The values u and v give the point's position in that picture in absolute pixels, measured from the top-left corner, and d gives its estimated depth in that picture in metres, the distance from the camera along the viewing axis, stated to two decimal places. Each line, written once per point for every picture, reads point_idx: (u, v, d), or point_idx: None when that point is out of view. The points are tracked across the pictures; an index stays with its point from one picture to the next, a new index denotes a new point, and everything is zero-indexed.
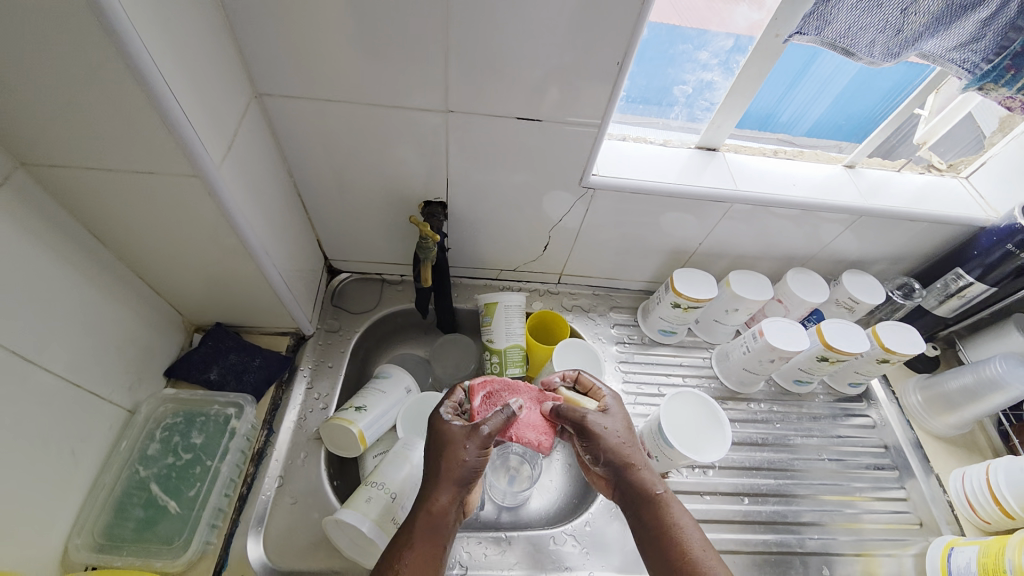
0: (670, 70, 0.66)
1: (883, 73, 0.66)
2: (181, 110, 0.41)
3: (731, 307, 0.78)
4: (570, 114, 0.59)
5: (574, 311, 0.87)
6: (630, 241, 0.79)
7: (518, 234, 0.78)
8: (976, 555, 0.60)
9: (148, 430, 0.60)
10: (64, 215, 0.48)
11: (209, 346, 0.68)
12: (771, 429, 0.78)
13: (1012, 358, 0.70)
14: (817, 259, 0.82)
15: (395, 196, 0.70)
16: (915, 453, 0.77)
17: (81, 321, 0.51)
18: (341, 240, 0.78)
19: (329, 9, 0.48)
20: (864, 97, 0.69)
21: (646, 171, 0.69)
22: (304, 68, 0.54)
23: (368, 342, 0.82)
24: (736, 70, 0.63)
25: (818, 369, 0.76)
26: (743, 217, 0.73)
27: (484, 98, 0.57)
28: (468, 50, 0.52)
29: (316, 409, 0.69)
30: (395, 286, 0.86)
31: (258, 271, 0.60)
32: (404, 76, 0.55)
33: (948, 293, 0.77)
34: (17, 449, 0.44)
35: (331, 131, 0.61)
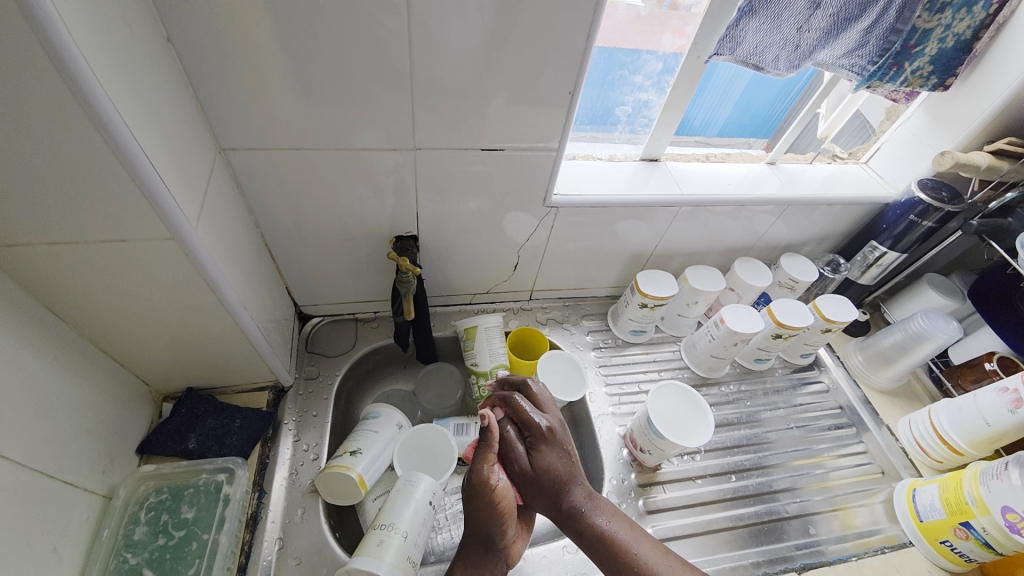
0: (612, 93, 0.73)
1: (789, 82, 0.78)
2: (157, 175, 0.41)
3: (691, 300, 0.84)
4: (529, 141, 0.63)
5: (549, 324, 0.90)
6: (594, 251, 0.84)
7: (488, 257, 0.81)
8: (937, 492, 0.68)
9: (129, 514, 0.56)
10: (20, 296, 0.45)
11: (183, 414, 0.64)
12: (743, 407, 0.84)
13: (930, 312, 0.81)
14: (757, 247, 0.91)
15: (365, 234, 0.71)
16: (866, 408, 0.86)
17: (48, 406, 0.48)
18: (311, 285, 0.77)
19: (292, 63, 0.50)
20: (760, 98, 0.80)
21: (600, 186, 0.75)
22: (268, 121, 0.54)
23: (349, 385, 0.81)
24: (668, 89, 0.71)
25: (774, 346, 0.83)
26: (691, 217, 0.81)
27: (448, 134, 0.60)
28: (431, 90, 0.55)
29: (307, 461, 0.67)
30: (370, 324, 0.85)
31: (235, 327, 0.58)
32: (369, 120, 0.57)
33: (868, 263, 0.88)
34: None
35: (298, 179, 0.61)
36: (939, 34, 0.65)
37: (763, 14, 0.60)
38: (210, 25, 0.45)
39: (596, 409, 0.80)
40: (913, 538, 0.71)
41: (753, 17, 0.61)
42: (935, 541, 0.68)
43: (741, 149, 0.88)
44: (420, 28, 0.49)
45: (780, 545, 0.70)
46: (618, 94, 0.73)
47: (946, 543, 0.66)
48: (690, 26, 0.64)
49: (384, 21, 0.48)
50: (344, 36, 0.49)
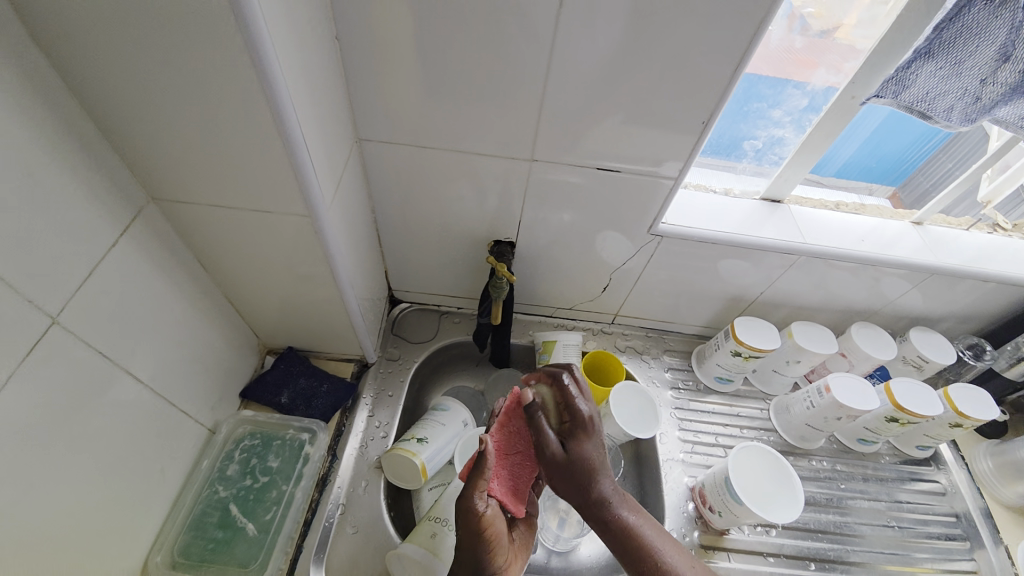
0: (743, 125, 0.69)
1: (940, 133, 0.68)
2: (308, 161, 0.45)
3: (792, 358, 0.77)
4: (648, 165, 0.61)
5: (628, 352, 0.87)
6: (690, 287, 0.80)
7: (579, 274, 0.80)
8: None
9: (227, 450, 0.63)
10: (180, 244, 0.52)
11: (282, 370, 0.71)
12: (834, 489, 0.75)
13: None
14: (881, 314, 0.80)
15: (465, 234, 0.73)
16: (991, 525, 0.73)
17: (180, 342, 0.55)
18: (407, 272, 0.82)
19: (435, 67, 0.53)
20: (894, 141, 0.70)
21: (711, 220, 0.71)
22: (403, 117, 0.58)
23: (424, 373, 0.84)
24: (808, 128, 0.65)
25: (885, 429, 0.73)
26: (809, 269, 0.73)
27: (566, 150, 0.60)
28: (560, 106, 0.55)
29: (376, 438, 0.71)
30: (452, 318, 0.88)
31: (339, 300, 0.63)
32: (494, 127, 0.58)
33: (1020, 356, 0.75)
34: (109, 458, 0.47)
35: (418, 174, 0.65)
36: None
37: (942, 58, 0.52)
38: (373, 27, 0.49)
39: (665, 453, 0.76)
40: None
41: (928, 61, 0.52)
42: None
43: (862, 195, 0.79)
44: (563, 46, 0.50)
45: None
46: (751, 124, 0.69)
47: None
48: (852, 62, 0.58)
49: (529, 36, 0.49)
50: (489, 46, 0.50)
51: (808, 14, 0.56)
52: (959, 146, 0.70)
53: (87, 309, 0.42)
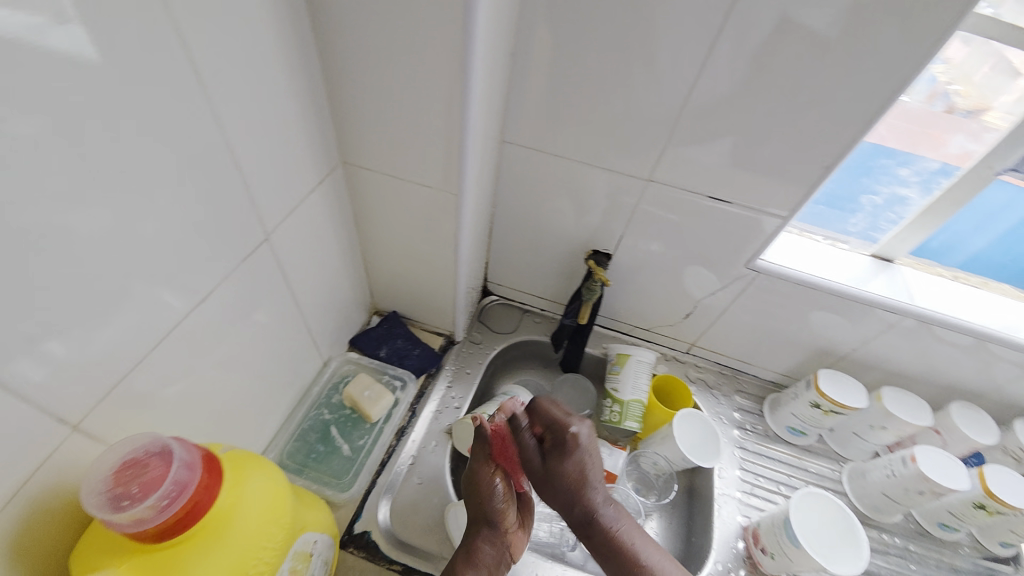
0: (864, 179, 0.68)
1: None
2: (471, 153, 0.54)
3: (877, 423, 0.74)
4: (762, 203, 0.63)
5: (697, 384, 0.88)
6: (775, 329, 0.79)
7: (666, 299, 0.82)
8: None
9: (334, 381, 0.74)
10: (344, 202, 0.63)
11: (384, 328, 0.81)
12: (904, 570, 0.70)
13: None
14: (984, 399, 0.75)
15: (563, 240, 0.79)
16: None
17: (325, 281, 0.66)
18: (506, 266, 0.89)
19: (578, 86, 0.60)
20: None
21: (814, 267, 0.71)
22: (545, 126, 0.65)
23: (499, 361, 0.91)
24: (938, 191, 0.63)
25: (971, 517, 0.68)
26: (902, 333, 0.72)
27: (685, 176, 0.64)
28: (691, 137, 0.60)
29: (450, 407, 0.78)
30: (534, 317, 0.94)
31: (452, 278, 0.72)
32: (624, 148, 0.64)
33: None
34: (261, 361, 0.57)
35: (542, 178, 0.71)
36: None
37: None
38: (544, 47, 0.57)
39: (720, 486, 0.76)
40: None
41: None
42: None
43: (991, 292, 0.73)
44: (708, 83, 0.55)
45: None
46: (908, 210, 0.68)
47: None
48: (994, 133, 0.57)
49: (680, 72, 0.55)
50: (641, 76, 0.56)
51: (954, 91, 0.57)
52: None
53: (279, 237, 0.53)
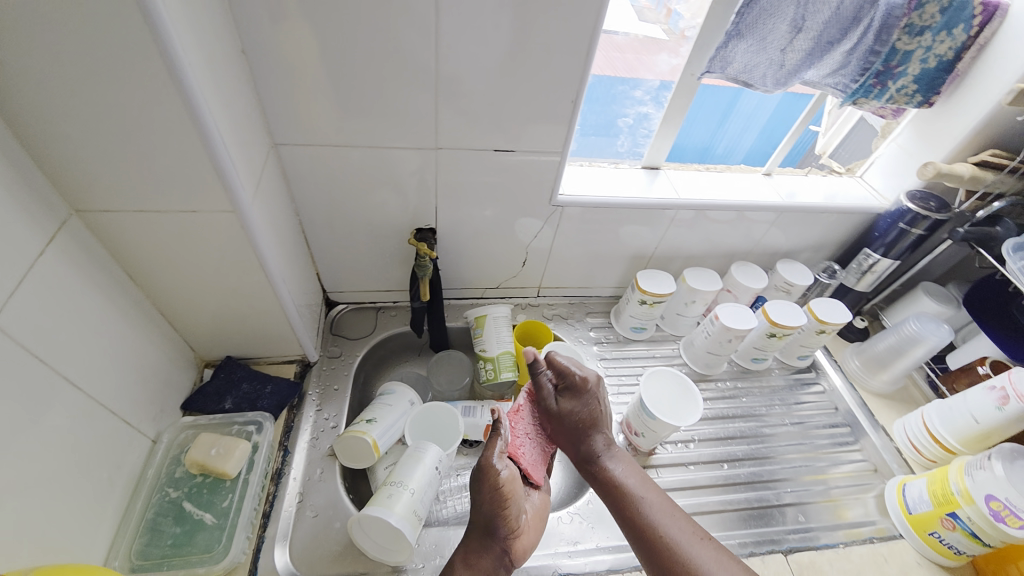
0: (613, 106, 0.80)
1: (768, 107, 0.84)
2: (231, 163, 0.50)
3: (688, 299, 0.90)
4: (539, 145, 0.71)
5: (554, 319, 0.97)
6: (596, 251, 0.90)
7: (500, 254, 0.88)
8: (926, 485, 0.68)
9: (173, 455, 0.64)
10: (104, 256, 0.54)
11: (222, 377, 0.73)
12: (740, 403, 0.88)
13: (922, 316, 0.83)
14: (754, 254, 0.96)
15: (386, 227, 0.79)
16: (863, 410, 0.88)
17: (117, 352, 0.56)
18: (340, 271, 0.85)
19: (333, 71, 0.58)
20: (782, 128, 0.88)
21: (606, 189, 0.82)
22: (317, 119, 0.63)
23: (367, 366, 0.88)
24: (666, 104, 0.79)
25: (769, 345, 0.87)
26: (684, 223, 0.86)
27: (466, 135, 0.68)
28: (456, 99, 0.63)
29: (327, 429, 0.74)
30: (390, 312, 0.93)
31: (276, 300, 0.66)
32: (402, 123, 0.65)
33: (862, 270, 0.91)
34: (56, 470, 0.47)
35: (337, 173, 0.70)
36: (920, 55, 0.71)
37: (750, 36, 0.67)
38: (282, 37, 0.55)
39: None
40: (903, 530, 0.71)
41: (741, 40, 0.67)
42: (924, 532, 0.68)
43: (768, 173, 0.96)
44: (449, 44, 0.58)
45: (774, 531, 0.71)
46: (696, 125, 0.86)
47: (934, 535, 0.66)
48: (683, 47, 0.72)
49: (421, 39, 0.57)
50: (386, 49, 0.58)
51: (693, 27, 0.69)
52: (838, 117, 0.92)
53: (16, 319, 0.43)
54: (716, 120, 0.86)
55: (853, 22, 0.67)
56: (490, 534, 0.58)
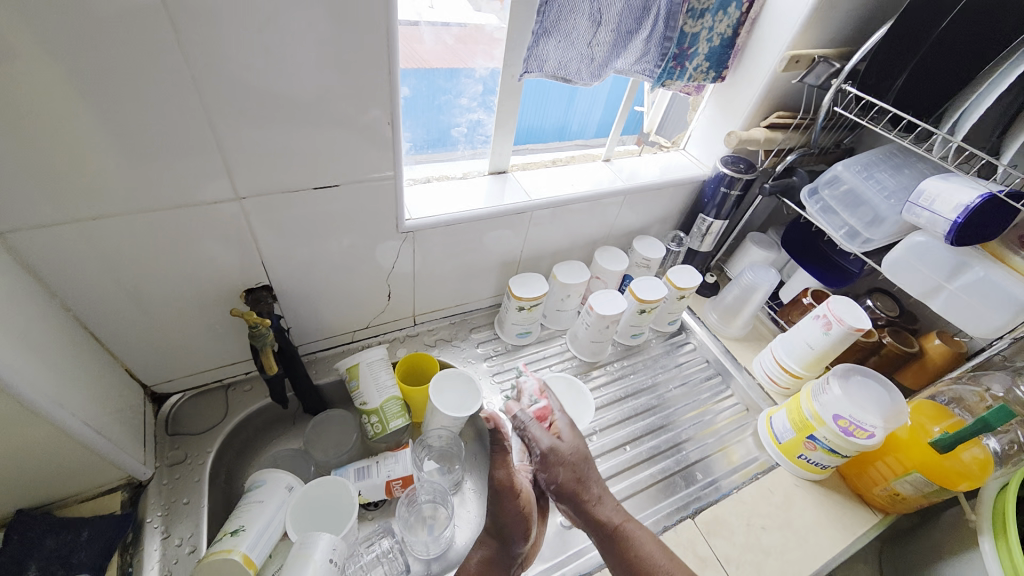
0: (443, 116, 0.77)
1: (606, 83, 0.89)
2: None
3: (563, 295, 0.90)
4: (364, 172, 0.64)
5: (438, 345, 0.91)
6: (464, 265, 0.86)
7: (359, 292, 0.79)
8: (787, 415, 0.77)
9: None
10: None
11: (13, 543, 0.55)
12: (630, 381, 0.92)
13: (755, 265, 0.95)
14: (613, 236, 1.00)
15: (206, 294, 0.66)
16: (729, 357, 0.97)
17: None
18: (157, 359, 0.69)
19: (58, 126, 0.45)
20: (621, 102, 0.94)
21: (455, 204, 0.78)
22: (53, 190, 0.48)
23: (226, 458, 0.74)
24: (494, 108, 0.77)
25: (642, 321, 0.91)
26: (543, 220, 0.86)
27: (272, 176, 0.58)
28: (245, 139, 0.54)
29: (182, 557, 0.60)
30: (242, 386, 0.79)
31: (53, 429, 0.51)
32: (181, 177, 0.53)
33: (702, 233, 1.00)
34: None
35: (110, 249, 0.55)
36: (705, 36, 0.78)
37: (556, 34, 0.67)
38: None
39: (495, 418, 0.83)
40: (779, 459, 0.79)
41: (548, 38, 0.67)
42: (794, 457, 0.77)
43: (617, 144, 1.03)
44: (211, 76, 0.48)
45: (680, 498, 0.76)
46: (549, 106, 0.88)
47: (803, 457, 0.76)
48: (497, 49, 0.70)
49: (173, 75, 0.46)
50: (123, 93, 0.46)
51: None
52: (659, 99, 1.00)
53: None
54: (566, 101, 0.89)
55: (643, 12, 0.71)
56: (506, 542, 0.61)
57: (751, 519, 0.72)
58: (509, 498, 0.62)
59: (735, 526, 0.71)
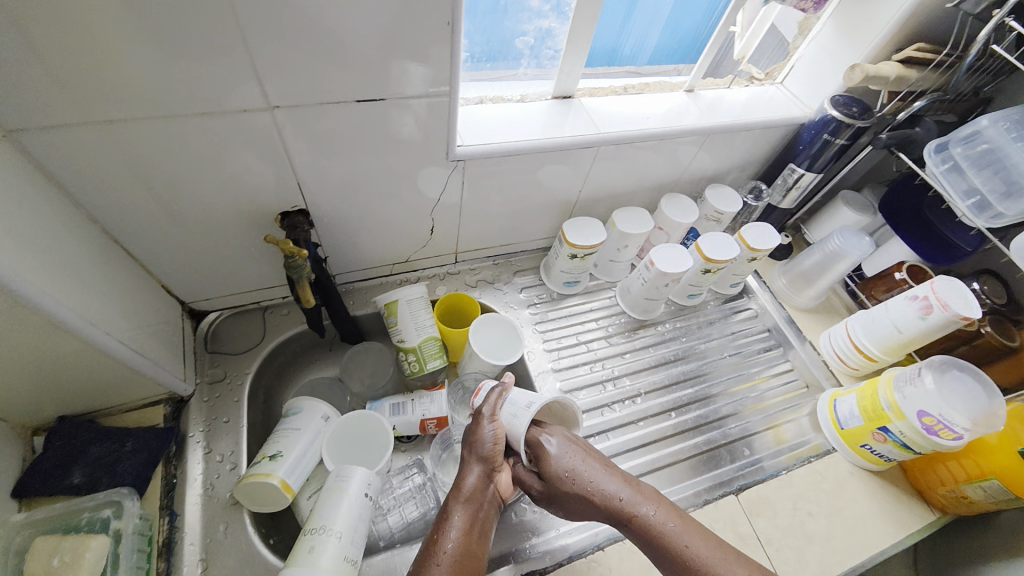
0: (507, 22, 0.65)
1: None
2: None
3: (621, 245, 0.82)
4: (413, 86, 0.55)
5: (480, 286, 0.86)
6: (514, 202, 0.78)
7: (400, 223, 0.73)
8: (857, 401, 0.71)
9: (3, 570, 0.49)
10: None
11: (57, 448, 0.56)
12: (680, 344, 0.86)
13: (845, 230, 0.82)
14: (681, 182, 0.88)
15: (242, 214, 0.61)
16: (790, 328, 0.89)
17: None
18: (194, 277, 0.67)
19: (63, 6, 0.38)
20: (689, 17, 0.77)
21: (512, 131, 0.68)
22: (62, 85, 0.42)
23: (265, 380, 0.74)
24: (570, 15, 0.66)
25: (704, 281, 0.83)
26: (607, 157, 0.75)
27: (310, 84, 0.50)
28: (274, 35, 0.45)
29: (224, 471, 0.62)
30: (280, 310, 0.77)
31: (90, 344, 0.49)
32: (204, 77, 0.46)
33: (787, 186, 0.87)
34: None
35: (133, 157, 0.50)
36: None
37: None
38: None
39: (535, 367, 0.79)
40: (836, 444, 0.74)
41: None
42: (855, 445, 0.72)
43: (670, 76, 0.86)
44: None
45: (722, 472, 0.73)
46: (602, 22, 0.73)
47: (866, 446, 0.70)
48: None
49: None
50: None
51: None
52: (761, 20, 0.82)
53: None
54: (622, 18, 0.73)
55: None
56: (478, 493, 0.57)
57: (797, 502, 0.69)
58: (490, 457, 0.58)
59: (780, 509, 0.68)
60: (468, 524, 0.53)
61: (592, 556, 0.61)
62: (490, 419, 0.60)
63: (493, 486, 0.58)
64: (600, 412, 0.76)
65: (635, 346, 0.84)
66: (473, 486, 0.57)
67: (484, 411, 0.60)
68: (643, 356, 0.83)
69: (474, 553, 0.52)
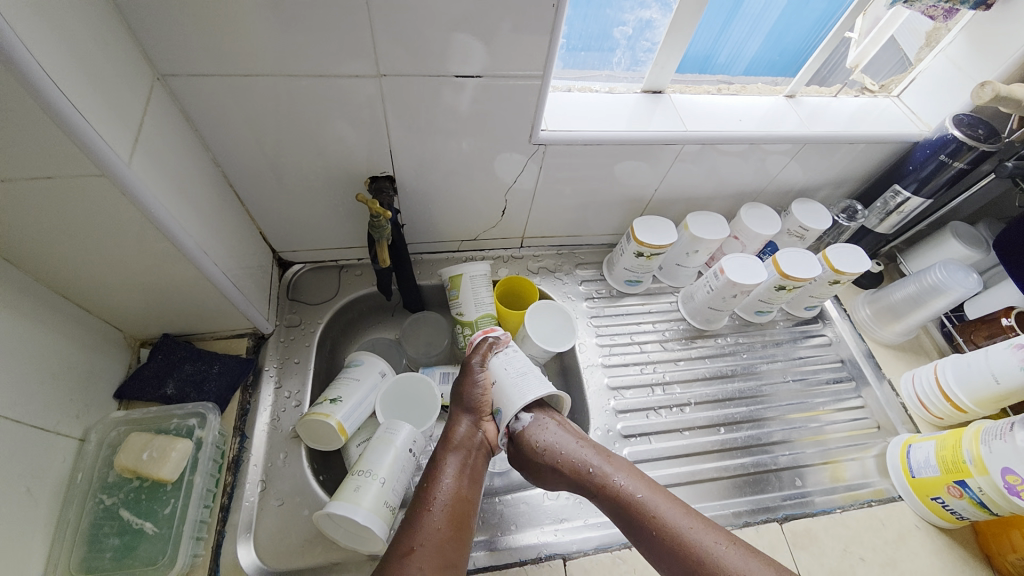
0: (609, 11, 0.65)
1: (779, 3, 0.68)
2: (79, 113, 0.39)
3: (690, 249, 0.80)
4: (509, 66, 0.56)
5: (541, 274, 0.87)
6: (587, 194, 0.78)
7: (475, 202, 0.75)
8: (934, 449, 0.64)
9: (104, 456, 0.57)
10: None
11: (159, 359, 0.64)
12: (740, 359, 0.82)
13: (949, 264, 0.74)
14: (765, 192, 0.84)
15: (335, 175, 0.66)
16: (868, 362, 0.83)
17: (9, 353, 0.47)
18: (286, 229, 0.74)
19: None
20: (796, 28, 0.72)
21: (595, 122, 0.68)
22: (211, 39, 0.48)
23: (333, 332, 0.80)
24: (675, 6, 0.64)
25: (776, 298, 0.79)
26: (690, 158, 0.73)
27: (412, 58, 0.54)
28: (391, 7, 0.49)
29: (289, 408, 0.68)
30: (354, 271, 0.82)
31: (197, 272, 0.56)
32: (320, 43, 0.50)
33: (888, 210, 0.81)
34: None
35: (252, 112, 0.56)
36: None
37: None
38: None
39: (585, 359, 0.79)
40: (904, 493, 0.69)
41: None
42: (926, 497, 0.65)
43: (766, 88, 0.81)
44: None
45: (766, 498, 0.69)
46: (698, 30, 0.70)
47: (937, 500, 0.64)
48: None
49: None
50: None
51: None
52: (882, 27, 0.73)
53: None
54: (720, 25, 0.70)
55: None
56: (465, 441, 0.60)
57: (848, 545, 0.64)
58: (479, 411, 0.62)
59: (827, 547, 0.64)
60: (460, 470, 0.57)
61: (618, 552, 0.61)
62: (481, 368, 0.63)
63: (481, 434, 0.61)
64: (644, 414, 0.75)
65: (690, 355, 0.82)
66: (462, 436, 0.60)
67: (473, 361, 0.63)
68: (698, 367, 0.81)
69: (464, 498, 0.56)
